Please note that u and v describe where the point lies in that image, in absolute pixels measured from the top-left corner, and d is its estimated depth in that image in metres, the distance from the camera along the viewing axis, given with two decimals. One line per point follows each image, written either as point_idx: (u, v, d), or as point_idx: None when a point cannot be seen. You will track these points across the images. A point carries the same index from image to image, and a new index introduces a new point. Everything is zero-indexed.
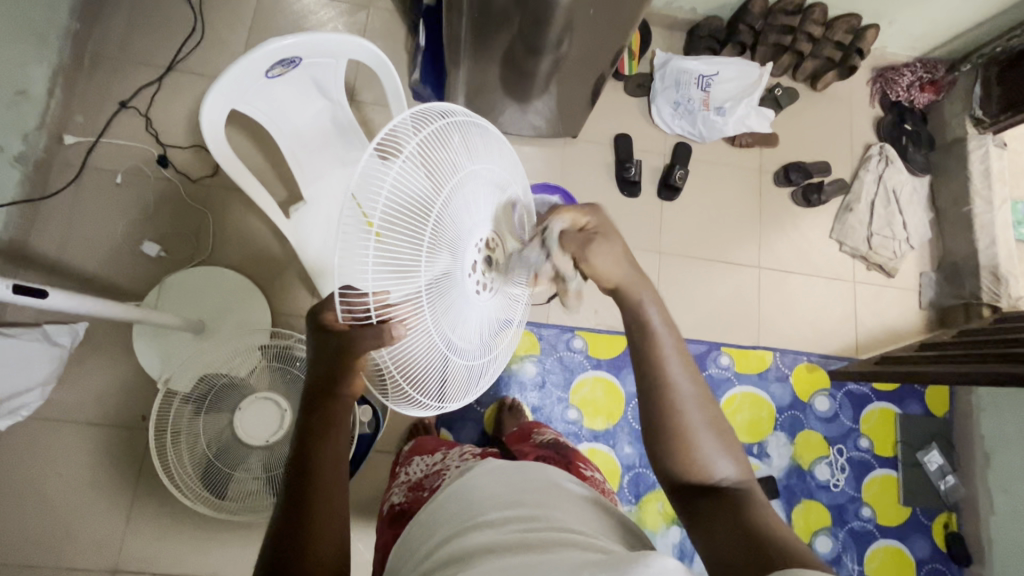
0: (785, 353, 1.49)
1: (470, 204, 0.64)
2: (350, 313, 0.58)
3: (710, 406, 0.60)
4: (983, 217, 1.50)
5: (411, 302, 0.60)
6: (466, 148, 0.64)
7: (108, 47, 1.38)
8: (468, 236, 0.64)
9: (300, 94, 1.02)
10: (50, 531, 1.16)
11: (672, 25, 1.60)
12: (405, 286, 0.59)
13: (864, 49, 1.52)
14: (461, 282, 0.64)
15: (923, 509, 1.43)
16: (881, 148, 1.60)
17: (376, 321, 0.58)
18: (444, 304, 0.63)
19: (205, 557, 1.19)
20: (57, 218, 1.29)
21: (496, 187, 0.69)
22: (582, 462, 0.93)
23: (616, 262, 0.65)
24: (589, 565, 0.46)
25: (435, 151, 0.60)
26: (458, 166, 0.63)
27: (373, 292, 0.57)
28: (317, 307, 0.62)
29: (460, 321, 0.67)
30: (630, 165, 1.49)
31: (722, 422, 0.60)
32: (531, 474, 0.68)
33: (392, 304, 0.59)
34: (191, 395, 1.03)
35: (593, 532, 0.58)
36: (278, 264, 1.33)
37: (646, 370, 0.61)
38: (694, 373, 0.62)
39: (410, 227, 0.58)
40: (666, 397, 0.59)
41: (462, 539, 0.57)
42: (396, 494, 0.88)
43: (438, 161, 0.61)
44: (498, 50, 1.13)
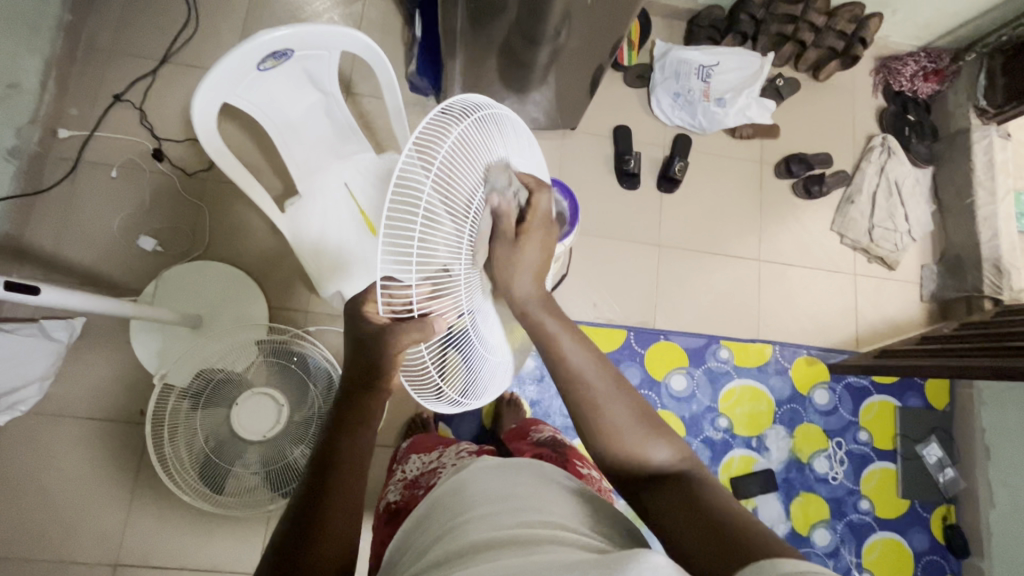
0: (785, 347, 1.48)
1: (499, 204, 0.65)
2: (390, 306, 0.56)
3: (630, 396, 0.62)
4: (986, 209, 1.49)
5: (448, 298, 0.59)
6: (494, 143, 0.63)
7: (102, 39, 1.37)
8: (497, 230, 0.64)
9: (294, 87, 1.00)
10: (50, 525, 1.17)
11: (673, 14, 1.58)
12: (444, 281, 0.58)
13: (868, 38, 1.48)
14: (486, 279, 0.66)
15: (921, 502, 1.44)
16: (884, 139, 1.58)
17: (418, 314, 0.57)
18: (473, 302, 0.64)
19: (204, 551, 1.20)
20: (52, 212, 1.28)
21: (518, 186, 0.70)
22: (578, 458, 0.93)
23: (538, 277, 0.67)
24: (582, 563, 0.46)
25: (469, 149, 0.59)
26: (489, 162, 0.62)
27: (415, 284, 0.55)
28: (354, 300, 0.60)
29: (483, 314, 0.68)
30: (629, 158, 1.47)
31: (649, 413, 0.61)
32: (526, 471, 0.68)
33: (433, 298, 0.57)
34: (188, 391, 1.03)
35: (585, 527, 0.58)
36: (276, 259, 1.33)
37: (556, 369, 0.64)
38: (607, 368, 0.64)
39: (452, 224, 0.57)
40: (579, 387, 0.62)
41: (454, 537, 0.57)
42: (392, 492, 0.88)
43: (470, 162, 0.59)
44: (495, 41, 1.11)
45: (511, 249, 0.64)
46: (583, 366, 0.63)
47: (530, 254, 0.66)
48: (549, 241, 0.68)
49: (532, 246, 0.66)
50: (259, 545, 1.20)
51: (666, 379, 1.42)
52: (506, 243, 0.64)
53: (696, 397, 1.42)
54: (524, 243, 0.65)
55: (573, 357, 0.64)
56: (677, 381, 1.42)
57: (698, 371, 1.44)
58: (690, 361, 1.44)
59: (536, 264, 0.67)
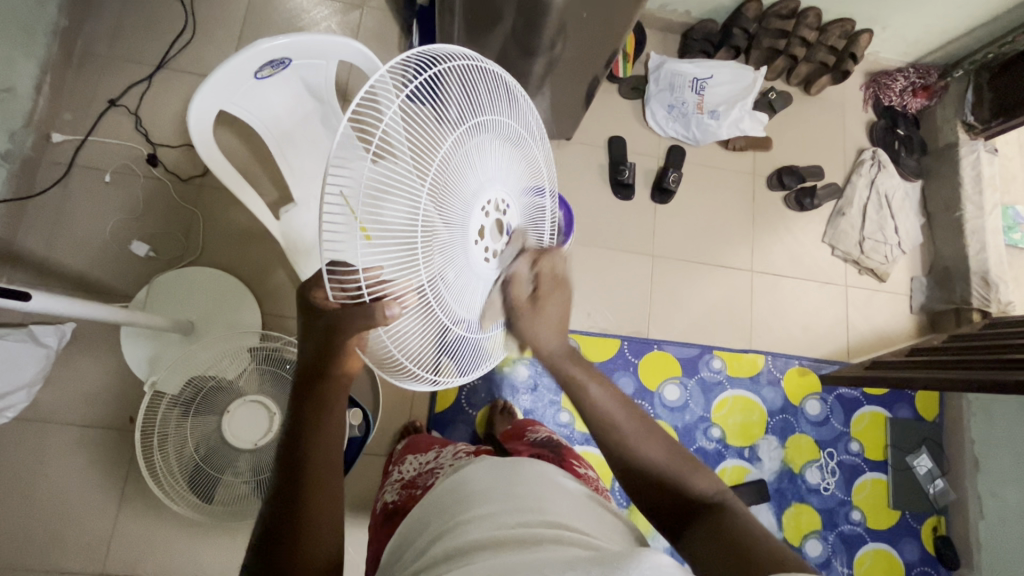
0: (777, 357, 1.49)
1: (467, 166, 0.60)
2: (341, 290, 0.52)
3: (665, 442, 0.63)
4: (974, 222, 1.51)
5: (407, 277, 0.54)
6: (466, 103, 0.60)
7: (97, 44, 1.37)
8: (468, 200, 0.60)
9: (289, 96, 1.01)
10: (35, 534, 1.15)
11: (667, 28, 1.60)
12: (403, 261, 0.54)
13: (858, 53, 1.52)
14: (464, 254, 0.61)
15: (913, 513, 1.44)
16: (874, 153, 1.61)
17: (370, 301, 0.52)
18: (447, 283, 0.60)
19: (193, 560, 1.18)
20: (44, 217, 1.27)
21: (498, 145, 0.65)
22: (574, 458, 0.93)
23: (548, 340, 0.67)
24: (582, 561, 0.46)
25: (422, 120, 0.56)
26: (452, 125, 0.58)
27: (366, 267, 0.51)
28: (304, 287, 0.57)
29: (461, 291, 0.62)
30: (624, 168, 1.48)
31: (684, 450, 0.63)
32: (527, 470, 0.68)
33: (388, 280, 0.53)
34: (180, 398, 1.02)
35: (586, 526, 0.58)
36: (270, 265, 1.33)
37: (588, 414, 0.66)
38: (633, 409, 0.66)
39: (404, 200, 0.53)
40: (608, 431, 0.64)
41: (452, 537, 0.57)
42: (388, 493, 0.87)
43: (419, 131, 0.55)
44: (493, 50, 1.13)
45: (530, 315, 0.67)
46: (613, 413, 0.65)
47: (551, 314, 0.67)
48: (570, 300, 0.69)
49: (553, 307, 0.67)
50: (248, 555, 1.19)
51: (660, 387, 1.42)
52: (523, 309, 0.67)
53: (689, 406, 1.43)
54: (543, 305, 0.67)
55: (601, 403, 0.65)
56: (670, 391, 1.43)
57: (691, 381, 1.44)
58: (682, 371, 1.45)
59: (556, 319, 0.68)
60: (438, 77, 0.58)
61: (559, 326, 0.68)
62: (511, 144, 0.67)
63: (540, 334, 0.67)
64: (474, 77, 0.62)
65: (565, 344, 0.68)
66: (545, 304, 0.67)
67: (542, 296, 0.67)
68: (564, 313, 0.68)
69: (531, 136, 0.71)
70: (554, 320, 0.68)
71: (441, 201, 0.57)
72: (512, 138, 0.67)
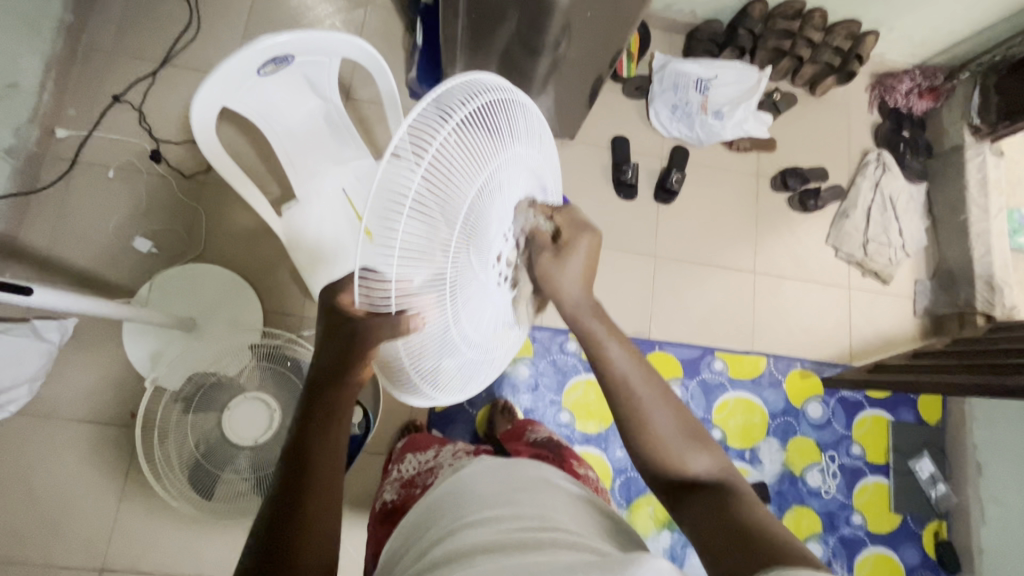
0: (779, 359, 1.48)
1: (504, 193, 0.59)
2: (368, 298, 0.52)
3: (675, 406, 0.65)
4: (979, 225, 1.50)
5: (433, 294, 0.54)
6: (510, 130, 0.58)
7: (102, 40, 1.37)
8: (495, 228, 0.59)
9: (292, 92, 1.00)
10: (37, 527, 1.15)
11: (672, 27, 1.60)
12: (433, 279, 0.53)
13: (863, 54, 1.51)
14: (484, 282, 0.60)
15: (913, 517, 1.44)
16: (878, 155, 1.60)
17: (397, 312, 0.53)
18: (467, 305, 0.60)
19: (193, 555, 1.19)
20: (47, 212, 1.28)
21: (533, 173, 0.64)
22: (575, 459, 0.93)
23: (573, 286, 0.67)
24: (583, 565, 0.46)
25: (477, 140, 0.54)
26: (496, 149, 0.56)
27: (398, 280, 0.51)
28: (328, 292, 0.57)
29: (478, 313, 0.62)
30: (627, 168, 1.48)
31: (694, 426, 0.65)
32: (529, 473, 0.68)
33: (415, 295, 0.53)
34: (181, 394, 1.02)
35: (587, 531, 0.58)
36: (272, 262, 1.33)
37: (604, 374, 0.67)
38: (651, 373, 0.67)
39: (445, 220, 0.52)
40: (623, 396, 0.66)
41: (452, 540, 0.56)
42: (387, 491, 0.87)
43: (471, 151, 0.53)
44: (496, 48, 1.12)
45: (552, 261, 0.65)
46: (626, 371, 0.66)
47: (574, 264, 0.66)
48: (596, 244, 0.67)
49: (579, 254, 0.66)
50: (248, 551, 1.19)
51: None
52: (547, 255, 0.65)
53: (690, 407, 1.42)
54: (568, 254, 0.66)
55: (617, 360, 0.67)
56: (672, 392, 1.42)
57: (693, 382, 1.44)
58: (684, 372, 1.44)
59: (579, 272, 0.67)
60: (496, 97, 0.56)
61: (588, 273, 0.67)
62: (540, 173, 0.66)
63: (564, 283, 0.66)
64: (523, 104, 0.60)
65: (590, 296, 0.68)
66: (572, 250, 0.66)
67: (567, 243, 0.66)
68: (591, 258, 0.67)
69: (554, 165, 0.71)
70: (580, 270, 0.67)
71: (477, 225, 0.56)
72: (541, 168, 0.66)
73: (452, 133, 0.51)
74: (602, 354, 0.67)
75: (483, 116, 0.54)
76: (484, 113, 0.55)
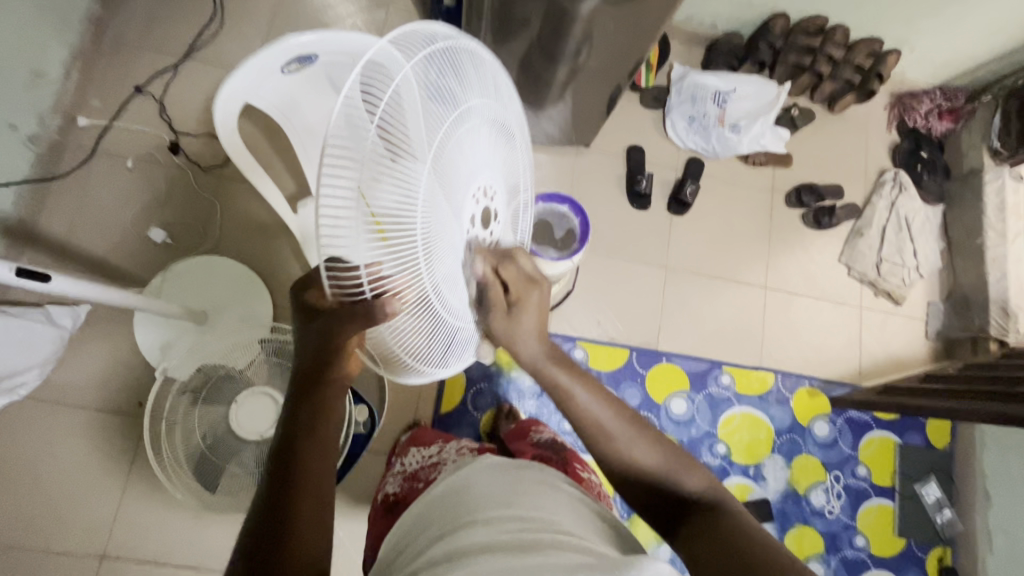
0: (787, 377, 1.47)
1: (456, 149, 0.59)
2: (339, 289, 0.52)
3: (653, 438, 0.68)
4: (996, 250, 1.48)
5: (407, 272, 0.54)
6: (453, 85, 0.59)
7: (128, 31, 1.38)
8: (458, 184, 0.60)
9: (317, 91, 0.98)
10: (42, 513, 1.16)
11: (692, 39, 1.59)
12: (400, 253, 0.52)
13: (884, 75, 1.52)
14: (456, 244, 0.60)
15: (918, 542, 1.42)
16: (896, 175, 1.59)
17: (370, 296, 0.53)
18: (445, 279, 0.60)
19: (194, 547, 1.19)
20: (65, 200, 1.29)
21: (482, 126, 0.64)
22: (578, 462, 0.93)
23: (523, 341, 0.70)
24: (584, 569, 0.46)
25: (414, 102, 0.54)
26: (447, 102, 0.58)
27: (366, 262, 0.51)
28: (300, 287, 0.59)
29: (455, 281, 0.62)
30: (641, 178, 1.48)
31: (676, 449, 0.68)
32: (527, 472, 0.69)
33: (388, 275, 0.53)
34: (189, 385, 1.03)
35: (587, 533, 0.58)
36: (284, 257, 1.33)
37: (575, 419, 0.70)
38: (622, 411, 0.70)
39: (401, 180, 0.51)
40: (598, 437, 0.68)
41: (456, 538, 0.56)
42: (390, 484, 0.88)
43: (412, 110, 0.54)
44: (517, 53, 1.13)
45: (506, 319, 0.68)
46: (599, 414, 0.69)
47: (526, 321, 0.69)
48: (542, 299, 0.71)
49: (527, 311, 0.69)
50: None
51: (666, 400, 1.41)
52: (500, 313, 0.68)
53: (695, 420, 1.41)
54: (519, 312, 0.69)
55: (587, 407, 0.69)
56: (677, 404, 1.42)
57: (699, 396, 1.43)
58: (691, 385, 1.43)
59: (533, 325, 0.70)
60: (425, 51, 0.57)
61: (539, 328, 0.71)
62: (491, 124, 0.66)
63: (517, 339, 0.70)
64: (455, 54, 0.60)
65: (545, 347, 0.71)
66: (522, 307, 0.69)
67: (516, 297, 0.68)
68: (540, 315, 0.70)
69: (509, 119, 0.72)
70: (531, 327, 0.70)
71: (433, 182, 0.55)
72: (493, 122, 0.67)
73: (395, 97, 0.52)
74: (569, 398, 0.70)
75: (421, 71, 0.56)
76: (414, 68, 0.55)
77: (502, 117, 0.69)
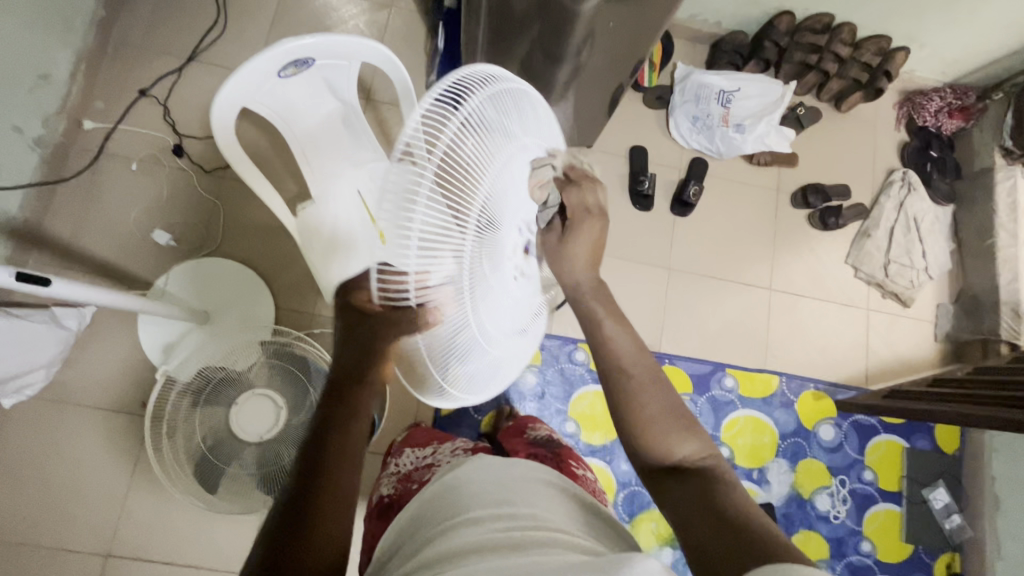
0: (792, 379, 1.46)
1: (508, 189, 0.59)
2: (385, 293, 0.54)
3: (661, 399, 0.66)
4: (1007, 251, 1.45)
5: (451, 287, 0.55)
6: (510, 123, 0.59)
7: (132, 35, 1.40)
8: (507, 218, 0.60)
9: (312, 93, 1.00)
10: (48, 512, 1.18)
11: (696, 38, 1.58)
12: (448, 271, 0.54)
13: (892, 72, 1.49)
14: (495, 275, 0.61)
15: (925, 548, 1.40)
16: (904, 174, 1.56)
17: (415, 304, 0.54)
18: (483, 297, 0.61)
19: (197, 546, 1.20)
20: (71, 203, 1.30)
21: (537, 166, 0.64)
22: (573, 460, 0.93)
23: (579, 264, 0.72)
24: (573, 566, 0.46)
25: (473, 140, 0.53)
26: (506, 141, 0.58)
27: (414, 273, 0.51)
28: (346, 288, 0.61)
29: (493, 307, 0.64)
30: (644, 178, 1.46)
31: (679, 406, 0.67)
32: (522, 471, 0.68)
33: (434, 288, 0.54)
34: (190, 387, 1.03)
35: (581, 534, 0.58)
36: (286, 259, 1.34)
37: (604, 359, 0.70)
38: (645, 357, 0.70)
39: (453, 210, 0.52)
40: (613, 382, 0.68)
41: (446, 537, 0.56)
42: (383, 486, 0.87)
43: (473, 148, 0.53)
44: (517, 54, 1.13)
45: (559, 242, 0.72)
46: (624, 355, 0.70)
47: (578, 246, 0.71)
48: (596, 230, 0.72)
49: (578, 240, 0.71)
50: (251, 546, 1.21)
51: None
52: (553, 237, 0.72)
53: (698, 424, 1.40)
54: (573, 235, 0.71)
55: (618, 343, 0.71)
56: None
57: (702, 399, 1.42)
58: (693, 388, 1.42)
59: (583, 253, 0.72)
60: (489, 88, 0.56)
61: (589, 252, 0.72)
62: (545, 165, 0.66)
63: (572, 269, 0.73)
64: (513, 94, 0.59)
65: (589, 275, 0.73)
66: (574, 232, 0.71)
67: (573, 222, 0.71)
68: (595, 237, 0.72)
69: (559, 154, 0.70)
70: (583, 251, 0.72)
71: (483, 220, 0.56)
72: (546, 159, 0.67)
73: (453, 132, 0.51)
74: (604, 335, 0.72)
75: (483, 112, 0.55)
76: (480, 106, 0.54)
77: (549, 147, 0.67)
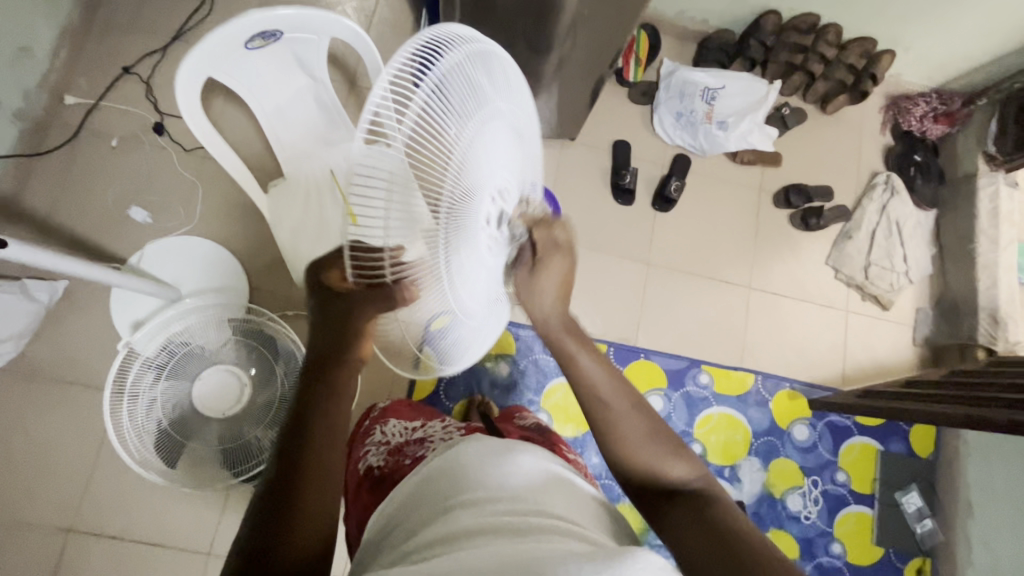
0: (767, 378, 1.45)
1: (483, 152, 0.54)
2: (360, 273, 0.52)
3: (647, 419, 0.66)
4: (987, 256, 1.45)
5: (428, 260, 0.52)
6: (478, 87, 0.54)
7: (118, 13, 1.40)
8: (485, 183, 0.55)
9: (281, 69, 1.02)
10: (11, 485, 1.17)
11: (683, 35, 1.58)
12: (420, 245, 0.51)
13: (879, 75, 1.48)
14: (480, 247, 0.56)
15: (897, 551, 1.39)
16: (888, 177, 1.56)
17: (392, 280, 0.52)
18: (462, 273, 0.56)
19: (160, 523, 1.19)
20: (49, 177, 1.30)
21: (511, 132, 0.59)
22: (564, 444, 0.93)
23: (545, 298, 0.67)
24: (578, 552, 0.46)
25: (438, 108, 0.50)
26: (477, 105, 0.54)
27: (388, 246, 0.50)
28: (317, 267, 0.61)
29: (474, 282, 0.58)
30: (625, 173, 1.46)
31: (667, 430, 0.66)
32: (516, 448, 0.68)
33: (410, 264, 0.52)
34: (154, 362, 1.02)
35: (582, 522, 0.58)
36: (263, 239, 1.33)
37: (577, 386, 0.68)
38: (621, 382, 0.68)
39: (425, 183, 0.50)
40: (598, 406, 0.66)
41: (447, 519, 0.56)
42: (371, 456, 0.84)
43: (439, 117, 0.51)
44: (497, 41, 1.13)
45: (527, 278, 0.65)
46: (601, 384, 0.67)
47: (547, 281, 0.65)
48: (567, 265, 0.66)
49: (553, 271, 0.65)
50: (214, 524, 1.20)
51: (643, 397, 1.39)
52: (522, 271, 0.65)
53: (671, 419, 1.40)
54: (543, 271, 0.64)
55: (592, 377, 0.67)
56: (655, 402, 1.40)
57: (676, 394, 1.41)
58: (668, 383, 1.42)
59: (553, 288, 0.66)
60: (456, 51, 0.53)
61: (559, 284, 0.66)
62: (520, 129, 0.61)
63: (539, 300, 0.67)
64: (482, 54, 0.55)
65: (564, 312, 0.69)
66: (546, 268, 0.64)
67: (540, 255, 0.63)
68: (563, 273, 0.65)
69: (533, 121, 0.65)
70: (552, 288, 0.66)
71: (460, 187, 0.52)
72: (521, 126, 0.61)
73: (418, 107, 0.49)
74: (574, 365, 0.68)
75: (450, 78, 0.51)
76: (446, 73, 0.51)
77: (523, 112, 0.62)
